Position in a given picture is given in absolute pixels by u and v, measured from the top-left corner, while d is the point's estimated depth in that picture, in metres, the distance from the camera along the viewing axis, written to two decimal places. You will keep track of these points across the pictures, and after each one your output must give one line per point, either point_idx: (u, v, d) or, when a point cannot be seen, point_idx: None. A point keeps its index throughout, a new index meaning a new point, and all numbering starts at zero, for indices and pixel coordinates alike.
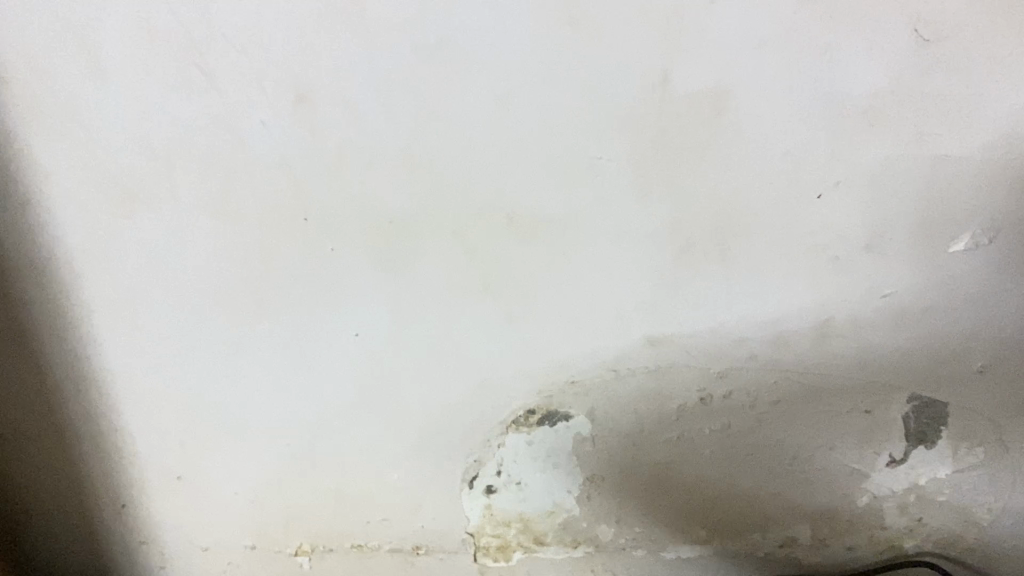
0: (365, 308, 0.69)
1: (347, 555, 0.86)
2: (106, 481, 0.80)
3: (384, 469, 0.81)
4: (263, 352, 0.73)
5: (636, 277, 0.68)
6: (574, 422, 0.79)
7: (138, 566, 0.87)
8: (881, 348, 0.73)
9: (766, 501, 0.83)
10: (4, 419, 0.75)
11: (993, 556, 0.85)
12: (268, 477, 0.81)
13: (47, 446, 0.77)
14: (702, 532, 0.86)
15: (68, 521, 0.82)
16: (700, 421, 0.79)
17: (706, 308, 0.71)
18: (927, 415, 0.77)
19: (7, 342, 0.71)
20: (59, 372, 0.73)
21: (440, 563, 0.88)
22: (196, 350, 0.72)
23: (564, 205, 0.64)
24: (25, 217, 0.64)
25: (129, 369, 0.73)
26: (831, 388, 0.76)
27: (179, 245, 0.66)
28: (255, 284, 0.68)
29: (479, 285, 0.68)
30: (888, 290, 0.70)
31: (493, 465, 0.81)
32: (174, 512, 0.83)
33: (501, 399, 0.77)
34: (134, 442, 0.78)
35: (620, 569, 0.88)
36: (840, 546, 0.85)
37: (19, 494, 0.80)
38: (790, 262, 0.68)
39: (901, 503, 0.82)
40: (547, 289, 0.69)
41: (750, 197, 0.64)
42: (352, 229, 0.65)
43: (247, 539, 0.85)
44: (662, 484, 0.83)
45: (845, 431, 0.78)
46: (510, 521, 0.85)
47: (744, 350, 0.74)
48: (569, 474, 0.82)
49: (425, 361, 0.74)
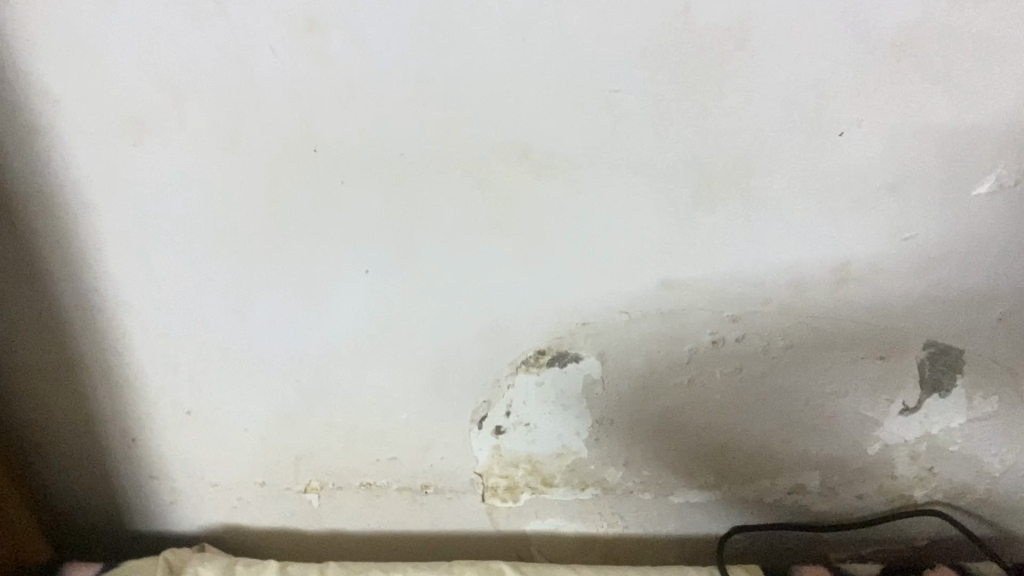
0: (368, 248, 0.68)
1: (356, 493, 0.87)
2: (116, 418, 0.80)
3: (392, 410, 0.80)
4: (265, 292, 0.71)
5: (644, 219, 0.66)
6: (585, 363, 0.77)
7: (149, 501, 0.88)
8: (900, 296, 0.70)
9: (776, 447, 0.82)
10: (12, 354, 0.75)
11: (1002, 506, 0.84)
12: (275, 416, 0.81)
13: (55, 383, 0.77)
14: (709, 477, 0.84)
15: (81, 454, 0.83)
16: (712, 365, 0.76)
17: (720, 250, 0.68)
18: (941, 363, 0.75)
19: (8, 280, 0.70)
20: (63, 309, 0.72)
21: (448, 503, 0.88)
22: (197, 290, 0.71)
23: (568, 145, 0.62)
24: (22, 149, 0.62)
25: (130, 309, 0.72)
26: (845, 336, 0.73)
27: (176, 180, 0.64)
28: (255, 223, 0.66)
29: (482, 226, 0.66)
30: (909, 233, 0.66)
31: (501, 406, 0.80)
32: (185, 448, 0.83)
33: (508, 342, 0.75)
34: (141, 381, 0.78)
35: (627, 511, 0.88)
36: (850, 494, 0.84)
37: (31, 426, 0.81)
38: (808, 202, 0.65)
39: (913, 451, 0.81)
40: (553, 231, 0.67)
41: (763, 137, 0.61)
42: (353, 166, 0.63)
43: (258, 476, 0.86)
44: (672, 428, 0.81)
45: (858, 378, 0.76)
46: (518, 462, 0.84)
47: (760, 295, 0.71)
48: (578, 416, 0.80)
49: (429, 303, 0.72)
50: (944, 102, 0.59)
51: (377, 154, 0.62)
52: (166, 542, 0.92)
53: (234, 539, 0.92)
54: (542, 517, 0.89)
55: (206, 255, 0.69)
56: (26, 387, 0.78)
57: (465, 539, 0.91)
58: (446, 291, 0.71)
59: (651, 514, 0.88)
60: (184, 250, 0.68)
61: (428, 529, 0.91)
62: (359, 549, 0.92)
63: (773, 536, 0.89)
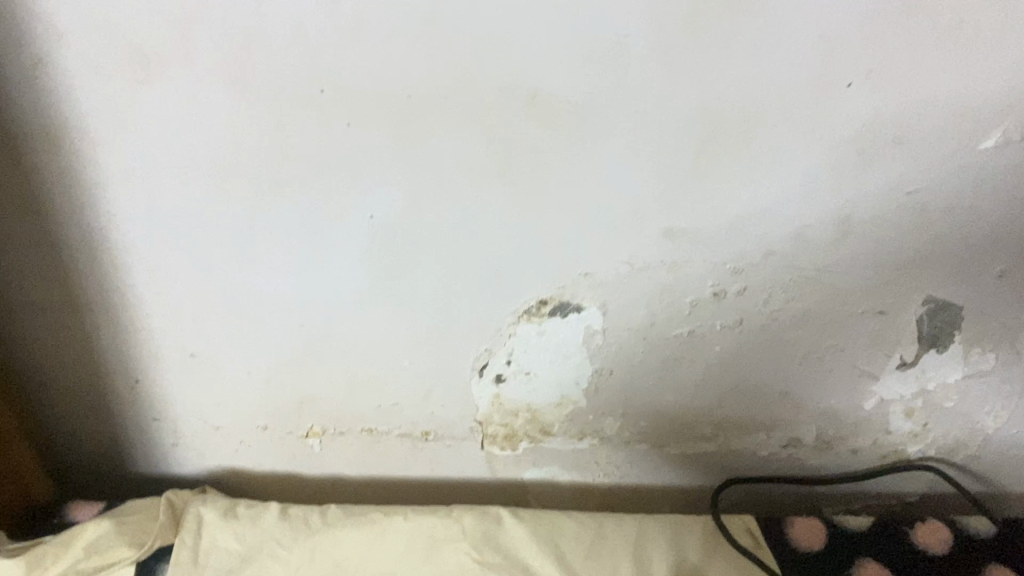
0: (372, 193, 0.68)
1: (357, 438, 0.88)
2: (120, 359, 0.81)
3: (394, 356, 0.81)
4: (269, 235, 0.71)
5: (650, 167, 0.66)
6: (587, 313, 0.77)
7: (152, 443, 0.89)
8: (901, 250, 0.71)
9: (773, 401, 0.82)
10: (18, 291, 0.76)
11: (994, 462, 0.86)
12: (277, 359, 0.81)
13: (60, 322, 0.78)
14: (706, 429, 0.85)
15: (85, 393, 0.84)
16: (712, 317, 0.76)
17: (724, 201, 0.68)
18: (940, 319, 0.75)
19: (15, 216, 0.70)
20: (69, 247, 0.72)
21: (448, 449, 0.89)
22: (201, 231, 0.71)
23: (576, 91, 0.61)
24: (29, 83, 0.62)
25: (134, 249, 0.73)
26: (846, 289, 0.73)
27: (182, 118, 0.64)
28: (261, 164, 0.66)
29: (487, 172, 0.66)
30: (913, 187, 0.67)
31: (502, 354, 0.80)
32: (188, 391, 0.84)
33: (511, 291, 0.75)
34: (144, 323, 0.78)
35: (624, 461, 0.89)
36: (845, 449, 0.86)
37: (36, 364, 0.82)
38: (813, 154, 0.65)
39: (908, 407, 0.82)
40: (558, 178, 0.67)
41: (772, 87, 0.61)
42: (360, 108, 0.63)
43: (260, 420, 0.87)
44: (671, 381, 0.81)
45: (857, 332, 0.76)
46: (518, 411, 0.85)
47: (762, 247, 0.71)
48: (578, 366, 0.81)
49: (433, 249, 0.72)
50: (955, 56, 0.59)
51: (384, 96, 0.62)
52: (168, 483, 0.94)
53: (236, 482, 0.93)
54: (540, 466, 0.91)
55: (211, 197, 0.69)
56: (31, 325, 0.78)
57: (463, 485, 0.93)
58: (450, 237, 0.71)
59: (647, 465, 0.89)
60: (189, 191, 0.68)
61: (428, 476, 0.92)
62: (359, 493, 0.94)
63: (767, 488, 0.90)
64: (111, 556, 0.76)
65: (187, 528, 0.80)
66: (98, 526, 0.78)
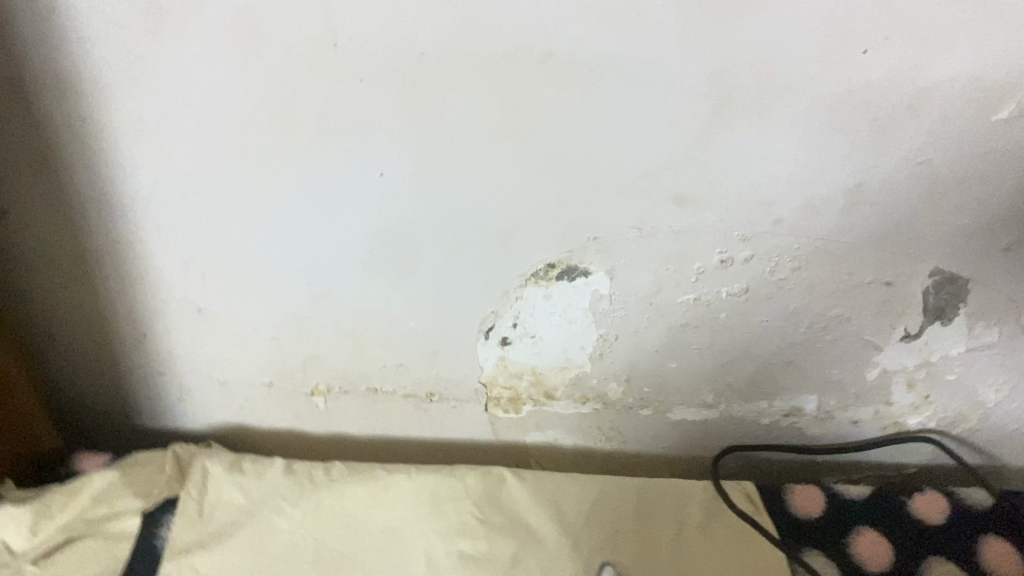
0: (384, 150, 0.68)
1: (362, 397, 0.89)
2: (128, 312, 0.82)
3: (400, 316, 0.81)
4: (279, 191, 0.71)
5: (663, 131, 0.66)
6: (594, 278, 0.77)
7: (158, 396, 0.90)
8: (910, 221, 0.71)
9: (777, 370, 0.83)
10: (27, 241, 0.76)
11: (992, 435, 0.87)
12: (284, 316, 0.82)
13: (69, 273, 0.78)
14: (709, 397, 0.86)
15: (93, 345, 0.85)
16: (719, 285, 0.76)
17: (736, 168, 0.68)
18: (946, 292, 0.76)
19: (26, 165, 0.70)
20: (80, 198, 0.73)
21: (452, 410, 0.90)
22: (212, 186, 0.71)
23: (590, 52, 0.61)
24: (42, 30, 0.62)
25: (144, 201, 0.73)
26: (854, 259, 0.74)
27: (195, 71, 0.63)
28: (272, 118, 0.66)
29: (499, 132, 0.66)
30: (924, 157, 0.66)
31: (508, 317, 0.81)
32: (195, 346, 0.85)
33: (519, 253, 0.75)
34: (153, 276, 0.78)
35: (626, 427, 0.90)
36: (845, 419, 0.86)
37: (45, 315, 0.82)
38: (827, 122, 0.65)
39: (911, 378, 0.82)
40: (570, 140, 0.67)
41: (788, 52, 0.61)
42: (373, 64, 0.63)
43: (266, 376, 0.87)
44: (675, 348, 0.82)
45: (863, 303, 0.77)
46: (522, 373, 0.86)
47: (772, 215, 0.71)
48: (583, 331, 0.81)
49: (443, 210, 0.72)
50: (973, 26, 0.59)
51: (398, 51, 0.62)
52: (174, 436, 0.94)
53: (240, 438, 0.94)
54: (542, 429, 0.91)
55: (222, 150, 0.69)
56: (40, 276, 0.79)
57: (466, 446, 0.94)
58: (460, 197, 0.71)
59: (649, 431, 0.90)
60: (200, 144, 0.68)
61: (431, 436, 0.93)
62: (362, 452, 0.95)
63: (767, 455, 0.91)
64: (118, 507, 0.78)
65: (193, 480, 0.81)
66: (105, 476, 0.79)
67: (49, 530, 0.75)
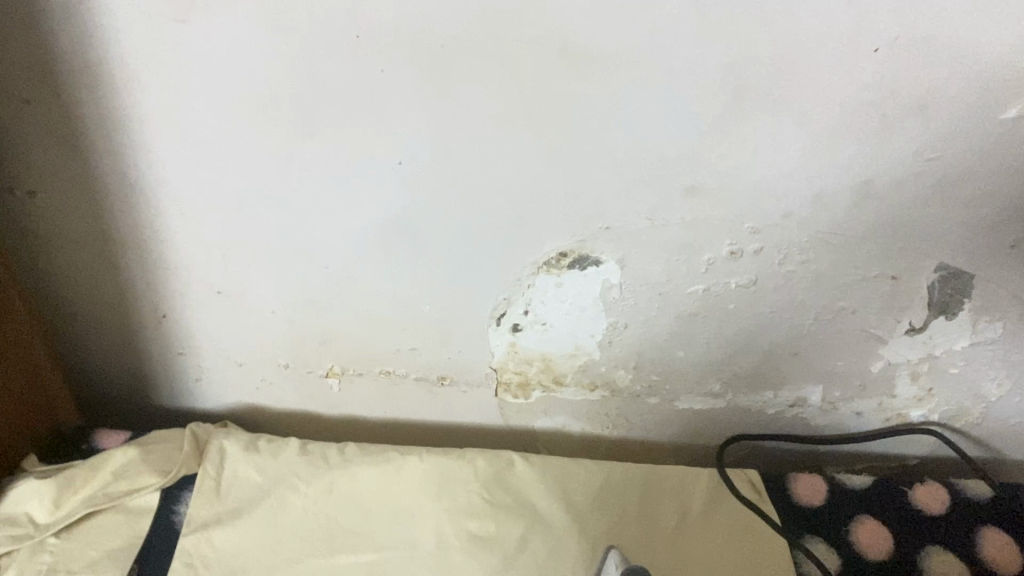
0: (402, 139, 0.70)
1: (375, 380, 0.91)
2: (149, 292, 0.83)
3: (415, 301, 0.83)
4: (299, 177, 0.73)
5: (676, 124, 0.67)
6: (604, 267, 0.78)
7: (175, 376, 0.92)
8: (917, 217, 0.72)
9: (783, 361, 0.84)
10: (53, 221, 0.78)
11: (993, 429, 0.88)
12: (301, 299, 0.84)
13: (92, 253, 0.80)
14: (715, 386, 0.88)
15: (114, 325, 0.87)
16: (728, 276, 0.78)
17: (747, 161, 0.69)
18: (951, 287, 0.77)
19: (54, 147, 0.72)
20: (105, 180, 0.74)
21: (463, 394, 0.92)
22: (233, 170, 0.73)
23: (607, 45, 0.62)
24: (72, 16, 0.63)
25: (167, 185, 0.74)
26: (861, 253, 0.75)
27: (221, 58, 0.65)
28: (294, 106, 0.68)
29: (516, 122, 0.68)
30: (932, 154, 0.68)
31: (520, 304, 0.82)
32: (213, 327, 0.87)
33: (532, 242, 0.77)
34: (174, 258, 0.80)
35: (634, 414, 0.91)
36: (849, 410, 0.88)
37: (68, 294, 0.84)
38: (837, 118, 0.66)
39: (914, 371, 0.84)
40: (584, 131, 0.68)
41: (800, 48, 0.62)
42: (394, 54, 0.64)
43: (282, 358, 0.89)
44: (683, 337, 0.83)
45: (869, 296, 0.78)
46: (532, 360, 0.88)
47: (781, 208, 0.72)
48: (593, 319, 0.83)
49: (459, 197, 0.74)
50: (984, 26, 0.60)
51: (419, 41, 0.63)
52: (190, 415, 0.97)
53: (255, 417, 0.96)
54: (550, 415, 0.93)
55: (244, 136, 0.70)
56: (64, 256, 0.81)
57: (475, 430, 0.96)
58: (475, 186, 0.73)
59: (656, 419, 0.92)
60: (223, 130, 0.70)
61: (442, 419, 0.95)
62: (374, 434, 0.97)
63: (771, 445, 0.93)
64: (138, 482, 0.80)
65: (210, 459, 0.83)
66: (126, 453, 0.81)
67: (72, 505, 0.77)
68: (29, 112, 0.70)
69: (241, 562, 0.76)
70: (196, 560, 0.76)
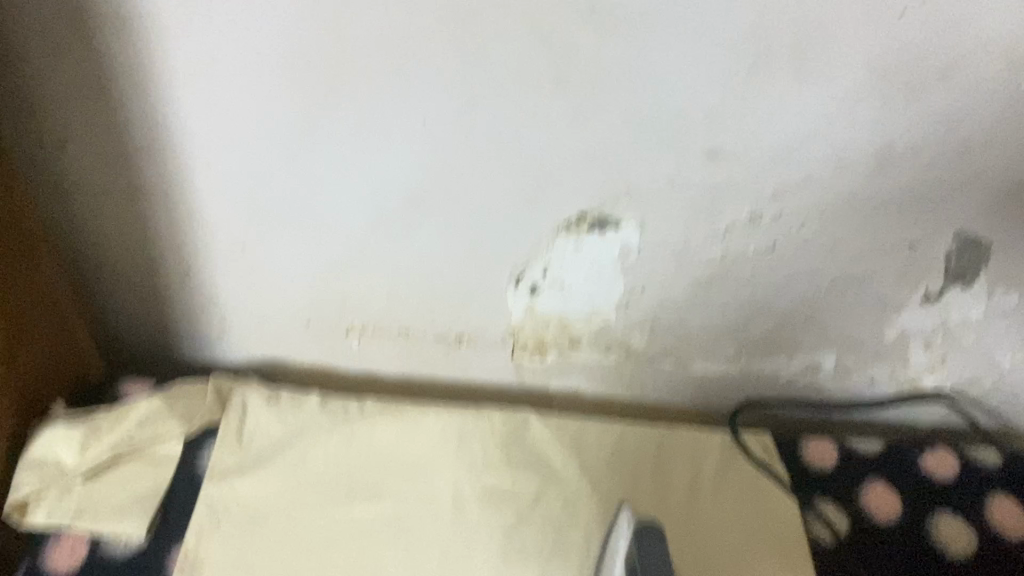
0: (428, 97, 0.70)
1: (394, 338, 0.92)
2: (174, 246, 0.85)
3: (435, 261, 0.84)
4: (324, 134, 0.74)
5: (700, 86, 0.67)
6: (623, 230, 0.79)
7: (198, 329, 0.94)
8: (937, 184, 0.72)
9: (797, 327, 0.85)
10: (82, 173, 0.79)
11: (1005, 399, 0.89)
12: (323, 257, 0.85)
13: (119, 206, 0.82)
14: (730, 350, 0.89)
15: (139, 278, 0.88)
16: (747, 241, 0.78)
17: (769, 125, 0.70)
18: (968, 255, 0.77)
19: (84, 100, 0.73)
20: (133, 133, 0.75)
21: (480, 355, 0.93)
22: (260, 126, 0.74)
23: (634, 6, 0.63)
24: None
25: (194, 139, 0.75)
26: (879, 220, 0.75)
27: (251, 12, 0.66)
28: (322, 62, 0.69)
29: (541, 83, 0.68)
30: (954, 121, 0.68)
31: (539, 266, 0.83)
32: (236, 282, 0.88)
33: (554, 203, 0.77)
34: (199, 212, 0.82)
35: (648, 377, 0.93)
36: (862, 377, 0.89)
37: (96, 246, 0.86)
38: (861, 83, 0.66)
39: (929, 340, 0.84)
40: (609, 92, 0.68)
41: (826, 12, 0.62)
42: (422, 12, 0.64)
43: (303, 314, 0.91)
44: (700, 301, 0.84)
45: (886, 263, 0.79)
46: (549, 321, 0.88)
47: (801, 173, 0.73)
48: (611, 282, 0.83)
49: (482, 157, 0.75)
50: None
51: None
52: (212, 368, 0.98)
53: (275, 373, 0.98)
54: (565, 377, 0.94)
55: (271, 91, 0.71)
56: (92, 207, 0.82)
57: (491, 390, 0.97)
58: (499, 146, 0.73)
59: (670, 382, 0.93)
60: (251, 85, 0.71)
61: (458, 378, 0.96)
62: (391, 391, 0.98)
63: (783, 411, 0.94)
64: (161, 430, 0.82)
65: (232, 410, 0.85)
66: (150, 402, 0.83)
67: (99, 451, 0.79)
68: (61, 64, 0.71)
69: (263, 509, 0.79)
70: (219, 506, 0.78)
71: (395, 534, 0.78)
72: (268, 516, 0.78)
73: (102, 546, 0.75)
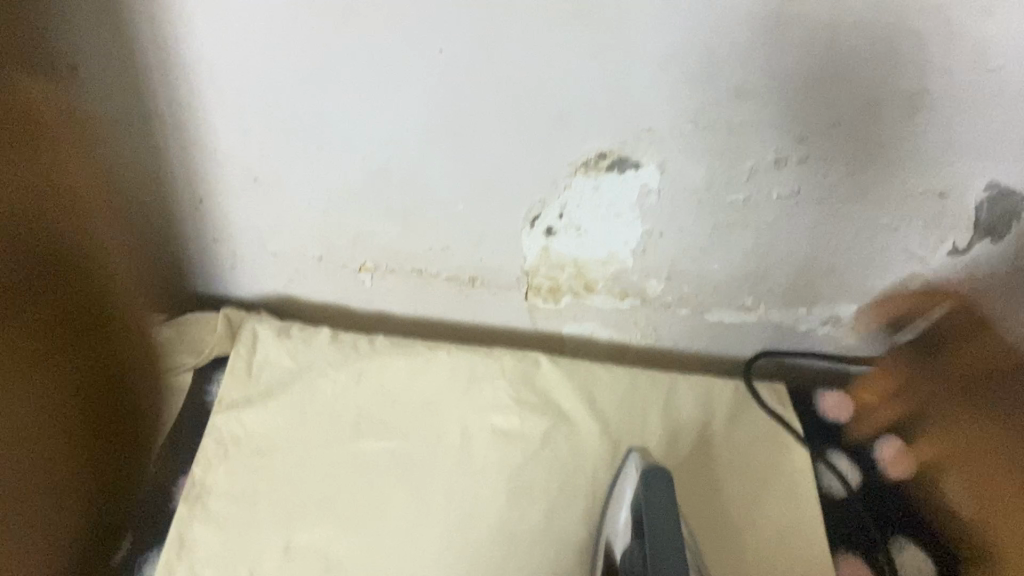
0: (446, 25, 0.68)
1: (406, 277, 0.91)
2: (186, 175, 0.84)
3: (450, 198, 0.82)
4: (339, 63, 0.72)
5: (730, 20, 0.65)
6: (644, 172, 0.76)
7: (210, 260, 0.93)
8: (972, 131, 0.70)
9: (818, 277, 0.83)
10: (93, 97, 0.78)
11: None
12: (336, 191, 0.83)
13: (130, 132, 0.80)
14: (748, 300, 0.87)
15: (151, 206, 0.87)
16: (770, 186, 0.76)
17: (799, 63, 0.67)
18: (1002, 208, 0.74)
19: (91, 22, 0.71)
20: (144, 57, 0.74)
21: (493, 297, 0.92)
22: (274, 52, 0.72)
23: None
24: None
25: (206, 64, 0.74)
26: (909, 167, 0.73)
27: None
28: None
29: (564, 16, 0.66)
30: (994, 64, 0.65)
31: (556, 207, 0.81)
32: (248, 214, 0.87)
33: (572, 142, 0.75)
34: (211, 141, 0.80)
35: (663, 325, 0.91)
36: (882, 331, 0.87)
37: (107, 173, 0.84)
38: (900, 21, 0.63)
39: (954, 295, 0.82)
40: (634, 24, 0.66)
41: None
42: None
43: (315, 250, 0.90)
44: (719, 248, 0.82)
45: (914, 213, 0.76)
46: (564, 265, 0.87)
47: (831, 115, 0.70)
48: (629, 226, 0.81)
49: (500, 91, 0.72)
50: None
51: None
52: (223, 300, 0.98)
53: (287, 308, 0.97)
54: (579, 322, 0.93)
55: (285, 16, 0.69)
56: (103, 132, 0.81)
57: (503, 333, 0.96)
58: (517, 80, 0.71)
59: (685, 330, 0.91)
60: (265, 8, 0.69)
61: (470, 319, 0.95)
62: (402, 330, 0.98)
63: (799, 362, 0.93)
64: None
65: (242, 342, 0.84)
66: (160, 331, 0.82)
67: None
68: None
69: (272, 442, 0.79)
70: (226, 437, 0.78)
71: (401, 471, 0.77)
72: (275, 449, 0.78)
73: (111, 471, 0.76)
